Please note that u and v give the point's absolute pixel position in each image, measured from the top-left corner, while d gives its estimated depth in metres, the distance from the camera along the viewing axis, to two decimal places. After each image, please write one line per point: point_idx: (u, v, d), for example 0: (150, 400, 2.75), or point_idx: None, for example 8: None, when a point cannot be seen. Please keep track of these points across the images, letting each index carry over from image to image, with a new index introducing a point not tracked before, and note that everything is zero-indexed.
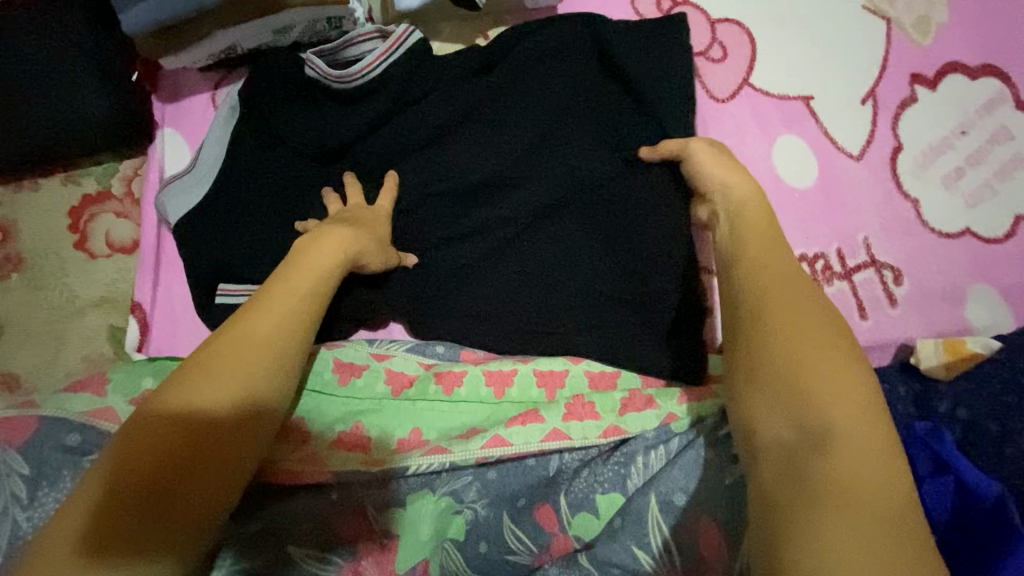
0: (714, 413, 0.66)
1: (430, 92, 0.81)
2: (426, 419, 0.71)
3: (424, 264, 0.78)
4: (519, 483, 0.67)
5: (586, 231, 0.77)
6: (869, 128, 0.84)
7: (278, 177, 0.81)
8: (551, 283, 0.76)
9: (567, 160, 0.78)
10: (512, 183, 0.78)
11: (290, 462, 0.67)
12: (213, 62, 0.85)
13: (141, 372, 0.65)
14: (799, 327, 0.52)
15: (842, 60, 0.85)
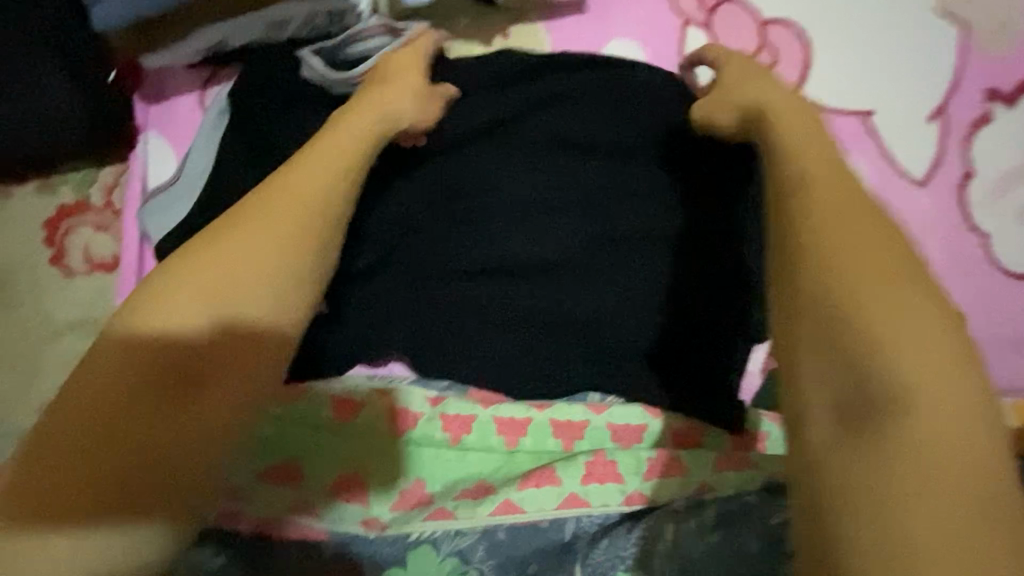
0: (759, 495, 0.58)
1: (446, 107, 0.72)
2: (430, 470, 0.64)
3: (430, 304, 0.70)
4: (531, 547, 0.60)
5: (597, 271, 0.70)
6: (936, 149, 0.74)
7: None
8: (553, 334, 0.69)
9: (576, 200, 0.71)
10: (534, 218, 0.70)
11: (272, 512, 0.59)
12: (200, 59, 0.76)
13: None
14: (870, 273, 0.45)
15: (908, 71, 0.75)
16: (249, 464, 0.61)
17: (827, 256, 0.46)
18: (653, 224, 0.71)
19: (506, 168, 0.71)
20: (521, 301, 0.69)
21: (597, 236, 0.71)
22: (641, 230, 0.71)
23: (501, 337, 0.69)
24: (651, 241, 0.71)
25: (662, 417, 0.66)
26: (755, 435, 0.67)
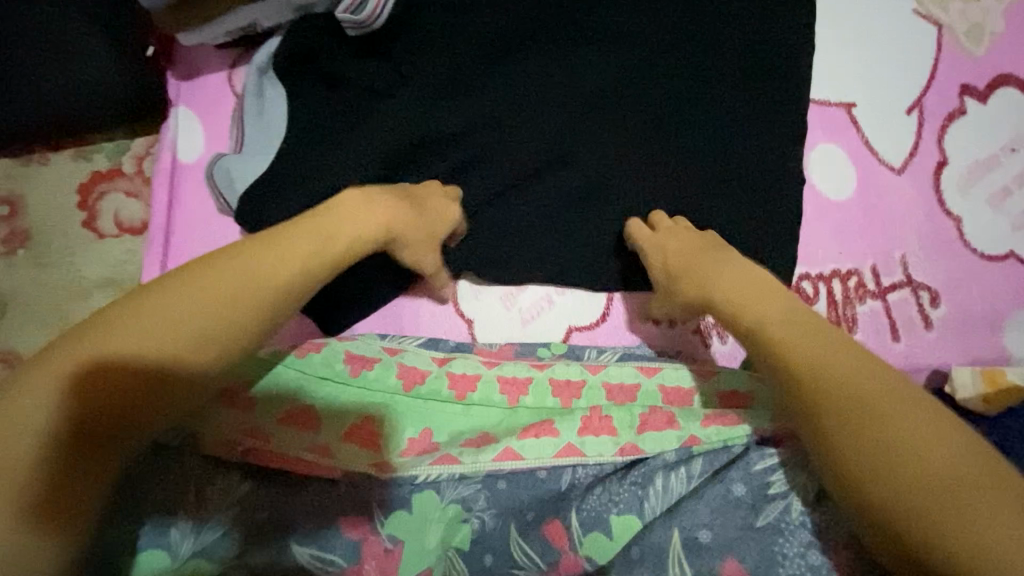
0: (744, 446, 0.62)
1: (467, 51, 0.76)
2: (437, 420, 0.69)
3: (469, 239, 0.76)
4: (530, 496, 0.65)
5: (615, 217, 0.76)
6: (914, 139, 0.80)
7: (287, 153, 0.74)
8: (572, 258, 0.76)
9: (590, 149, 0.76)
10: (556, 166, 0.76)
11: (296, 453, 0.63)
12: (230, 40, 0.82)
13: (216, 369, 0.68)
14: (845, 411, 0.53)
15: (888, 65, 0.81)
16: (269, 411, 0.64)
17: (825, 381, 0.55)
18: (655, 157, 0.76)
19: (527, 114, 0.76)
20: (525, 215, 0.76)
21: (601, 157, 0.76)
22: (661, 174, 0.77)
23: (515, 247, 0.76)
24: (652, 175, 0.76)
25: (655, 375, 0.71)
26: (745, 395, 0.70)
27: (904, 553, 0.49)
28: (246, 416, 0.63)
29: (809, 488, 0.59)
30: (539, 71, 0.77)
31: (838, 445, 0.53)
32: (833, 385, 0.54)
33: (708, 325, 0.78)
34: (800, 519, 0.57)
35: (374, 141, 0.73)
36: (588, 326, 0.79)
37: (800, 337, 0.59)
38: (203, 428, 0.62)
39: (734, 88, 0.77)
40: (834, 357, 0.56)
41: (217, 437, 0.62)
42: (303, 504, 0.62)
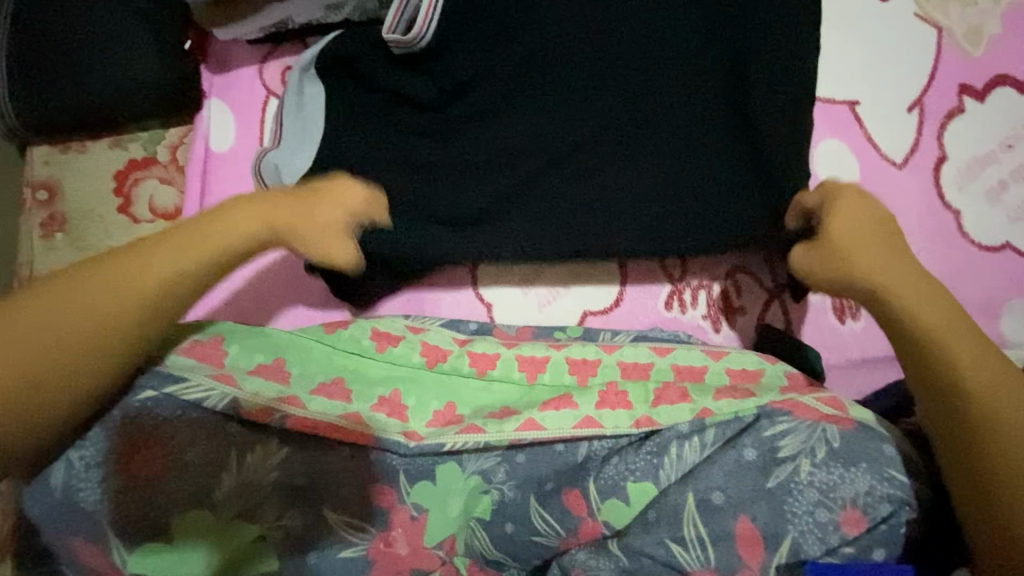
0: (755, 414, 0.64)
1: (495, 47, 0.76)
2: (460, 394, 0.72)
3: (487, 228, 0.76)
4: (548, 468, 0.68)
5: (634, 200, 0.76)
6: (915, 135, 0.84)
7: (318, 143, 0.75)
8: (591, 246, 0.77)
9: (614, 138, 0.76)
10: (575, 154, 0.76)
11: (331, 419, 0.66)
12: (262, 36, 0.86)
13: (252, 347, 0.69)
14: (947, 352, 0.59)
15: (891, 65, 0.85)
16: (304, 383, 0.69)
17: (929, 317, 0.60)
18: (671, 142, 0.75)
19: (551, 109, 0.76)
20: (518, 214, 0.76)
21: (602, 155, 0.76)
22: (689, 159, 0.75)
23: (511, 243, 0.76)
24: (667, 159, 0.75)
25: (668, 354, 0.74)
26: (754, 373, 0.72)
27: (966, 478, 0.57)
28: (285, 387, 0.68)
29: (820, 450, 0.61)
30: (549, 69, 0.76)
31: (942, 376, 0.59)
32: (943, 329, 0.60)
33: (718, 309, 0.81)
34: (810, 480, 0.60)
35: (403, 142, 0.76)
36: (602, 311, 0.83)
37: (900, 268, 0.63)
38: (242, 397, 0.65)
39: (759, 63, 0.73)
40: (943, 306, 0.61)
41: (257, 406, 0.65)
42: (335, 473, 0.66)
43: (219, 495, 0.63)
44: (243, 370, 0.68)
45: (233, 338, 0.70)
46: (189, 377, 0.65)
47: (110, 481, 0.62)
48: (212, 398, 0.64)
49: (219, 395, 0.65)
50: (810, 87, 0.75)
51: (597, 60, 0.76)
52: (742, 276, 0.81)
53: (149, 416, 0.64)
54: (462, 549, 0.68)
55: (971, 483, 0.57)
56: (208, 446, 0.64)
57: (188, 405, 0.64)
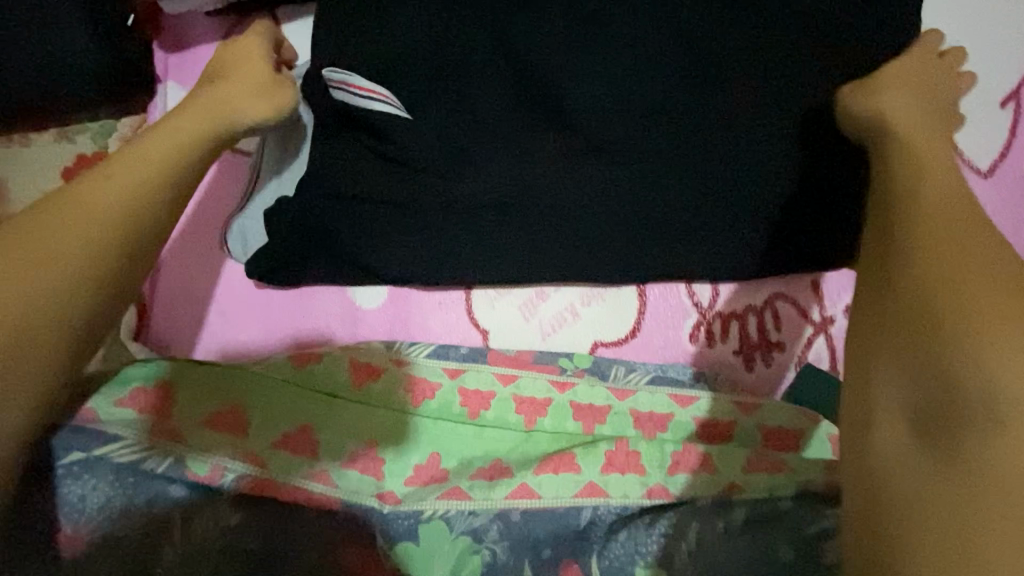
0: (791, 502, 0.56)
1: (523, 53, 0.66)
2: (446, 444, 0.63)
3: (507, 249, 0.66)
4: (545, 530, 0.59)
5: (663, 213, 0.65)
6: (1007, 137, 0.69)
7: (336, 163, 0.67)
8: (624, 262, 0.67)
9: (642, 147, 0.65)
10: (599, 159, 0.66)
11: (298, 477, 0.58)
12: (221, 7, 0.73)
13: (209, 389, 0.60)
14: (954, 256, 0.42)
15: (986, 48, 0.69)
16: (264, 435, 0.60)
17: (930, 241, 0.44)
18: (690, 147, 0.65)
19: (579, 115, 0.66)
20: (509, 236, 0.66)
21: (601, 173, 0.66)
22: (720, 168, 0.65)
23: (496, 260, 0.67)
24: (694, 166, 0.65)
25: (690, 406, 0.64)
26: (793, 434, 0.63)
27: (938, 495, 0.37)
28: (241, 442, 0.59)
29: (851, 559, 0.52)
30: (571, 60, 0.66)
31: (938, 332, 0.40)
32: (969, 262, 0.42)
33: (752, 345, 0.69)
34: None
35: (419, 146, 0.66)
36: (615, 341, 0.71)
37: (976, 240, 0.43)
38: (192, 454, 0.57)
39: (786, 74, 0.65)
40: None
41: (206, 465, 0.56)
42: (301, 536, 0.56)
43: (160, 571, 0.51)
44: (193, 420, 0.59)
45: (185, 384, 0.60)
46: (130, 432, 0.56)
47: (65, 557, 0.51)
48: (155, 454, 0.56)
49: (162, 454, 0.56)
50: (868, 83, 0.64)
51: (598, 66, 0.66)
52: (783, 304, 0.69)
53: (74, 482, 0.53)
54: None
55: (915, 422, 0.40)
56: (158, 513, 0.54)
57: (128, 464, 0.55)
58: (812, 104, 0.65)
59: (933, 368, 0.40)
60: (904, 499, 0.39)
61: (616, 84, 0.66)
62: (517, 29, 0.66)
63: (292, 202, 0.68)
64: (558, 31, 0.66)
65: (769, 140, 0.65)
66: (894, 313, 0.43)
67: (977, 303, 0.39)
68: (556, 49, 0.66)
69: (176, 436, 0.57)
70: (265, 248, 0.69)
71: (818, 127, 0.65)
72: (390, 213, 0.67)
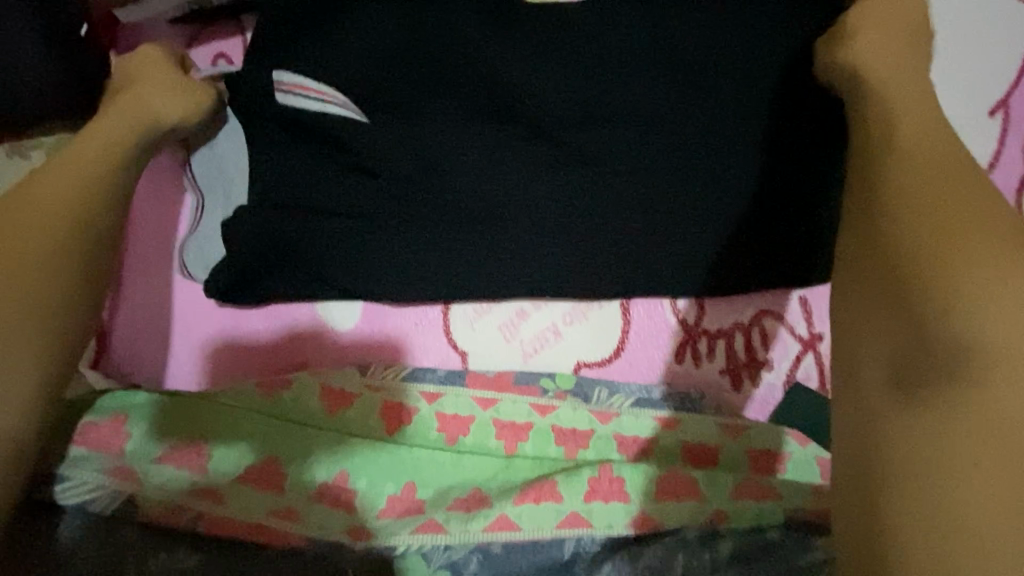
0: (778, 531, 0.55)
1: (502, 53, 0.61)
2: (423, 473, 0.60)
3: (484, 268, 0.64)
4: (526, 563, 0.57)
5: (652, 227, 0.61)
6: (995, 148, 0.67)
7: (304, 177, 0.64)
8: (605, 280, 0.64)
9: (633, 154, 0.61)
10: (585, 169, 0.61)
11: (264, 514, 0.55)
12: (183, 14, 0.70)
13: (165, 423, 0.57)
14: (942, 205, 0.44)
15: (987, 51, 0.66)
16: (225, 468, 0.56)
17: (910, 194, 0.46)
18: (685, 154, 0.60)
19: (562, 122, 0.61)
20: (486, 253, 0.63)
21: (580, 184, 0.61)
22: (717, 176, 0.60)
23: (474, 279, 0.64)
24: (689, 174, 0.60)
25: (676, 429, 0.61)
26: (778, 456, 0.61)
27: (922, 452, 0.38)
28: (200, 476, 0.55)
29: None
30: (552, 58, 0.61)
31: (922, 283, 0.41)
32: (950, 212, 0.43)
33: (739, 364, 0.66)
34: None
35: (389, 156, 0.62)
36: (599, 362, 0.68)
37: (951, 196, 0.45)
38: (149, 492, 0.53)
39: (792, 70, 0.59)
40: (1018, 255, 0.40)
41: (161, 505, 0.53)
42: None
43: None
44: (147, 455, 0.55)
45: (140, 416, 0.56)
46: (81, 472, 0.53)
47: None
48: (108, 496, 0.53)
49: (115, 492, 0.53)
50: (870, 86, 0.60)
51: (582, 65, 0.61)
52: (772, 321, 0.67)
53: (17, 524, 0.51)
54: None
55: (897, 363, 0.41)
56: (98, 558, 0.49)
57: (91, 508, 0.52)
58: (811, 106, 0.60)
59: (914, 312, 0.41)
60: (889, 441, 0.39)
61: (596, 87, 0.61)
62: (486, 25, 0.61)
63: (256, 216, 0.64)
64: (538, 28, 0.61)
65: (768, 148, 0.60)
66: (879, 263, 0.45)
67: (961, 248, 0.41)
68: (537, 48, 0.61)
69: (127, 474, 0.54)
70: (229, 261, 0.65)
71: (808, 132, 0.61)
72: (360, 231, 0.64)
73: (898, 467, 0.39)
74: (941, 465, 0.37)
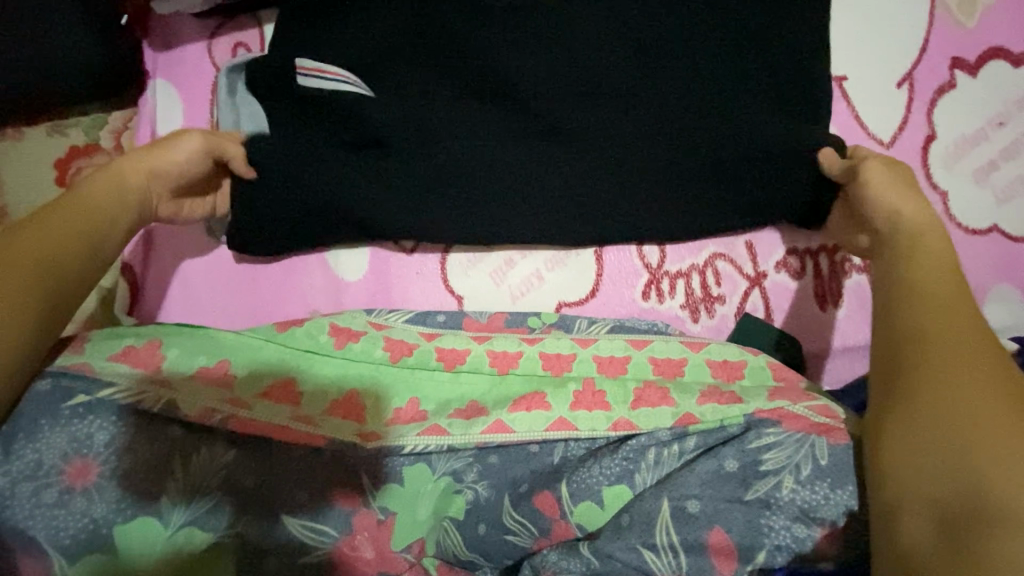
0: (743, 424, 0.64)
1: (488, 46, 0.74)
2: (424, 390, 0.68)
3: (479, 222, 0.76)
4: (522, 469, 0.65)
5: (617, 186, 0.75)
6: (903, 113, 0.80)
7: (321, 147, 0.73)
8: (579, 231, 0.76)
9: (593, 128, 0.74)
10: (556, 141, 0.75)
11: (287, 419, 0.64)
12: (208, 9, 0.80)
13: (195, 349, 0.65)
14: (915, 286, 0.55)
15: (885, 39, 0.80)
16: (248, 386, 0.65)
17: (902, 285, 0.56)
18: (639, 126, 0.74)
19: (538, 102, 0.74)
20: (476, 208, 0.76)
21: (549, 150, 0.75)
22: (663, 148, 0.74)
23: (468, 231, 0.76)
24: (643, 143, 0.74)
25: (645, 348, 0.72)
26: (737, 366, 0.71)
27: (933, 491, 0.46)
28: (227, 389, 0.64)
29: (805, 467, 0.60)
30: (526, 50, 0.74)
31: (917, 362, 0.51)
32: (936, 302, 0.53)
33: (697, 299, 0.79)
34: (791, 497, 0.59)
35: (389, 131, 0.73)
36: (578, 301, 0.79)
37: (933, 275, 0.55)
38: (182, 400, 0.62)
39: (722, 65, 0.74)
40: (979, 347, 0.50)
41: (194, 407, 0.62)
42: (293, 474, 0.62)
43: (165, 501, 0.59)
44: (180, 373, 0.64)
45: (174, 342, 0.65)
46: (120, 380, 0.62)
47: (75, 494, 0.58)
48: (146, 398, 0.61)
49: (155, 397, 0.62)
50: (788, 68, 0.74)
51: (554, 55, 0.74)
52: (722, 262, 0.79)
53: (75, 423, 0.60)
54: (431, 549, 0.64)
55: (914, 445, 0.48)
56: (154, 453, 0.61)
57: (125, 409, 0.62)
58: (743, 84, 0.74)
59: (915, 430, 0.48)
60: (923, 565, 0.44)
61: (559, 70, 0.74)
62: (470, 21, 0.74)
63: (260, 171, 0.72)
64: (517, 26, 0.74)
65: (709, 121, 0.73)
66: (886, 357, 0.53)
67: (954, 325, 0.51)
68: (517, 42, 0.74)
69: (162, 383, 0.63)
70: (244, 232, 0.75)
71: (739, 106, 0.73)
72: (367, 193, 0.74)
73: (918, 521, 0.46)
74: (959, 527, 0.43)
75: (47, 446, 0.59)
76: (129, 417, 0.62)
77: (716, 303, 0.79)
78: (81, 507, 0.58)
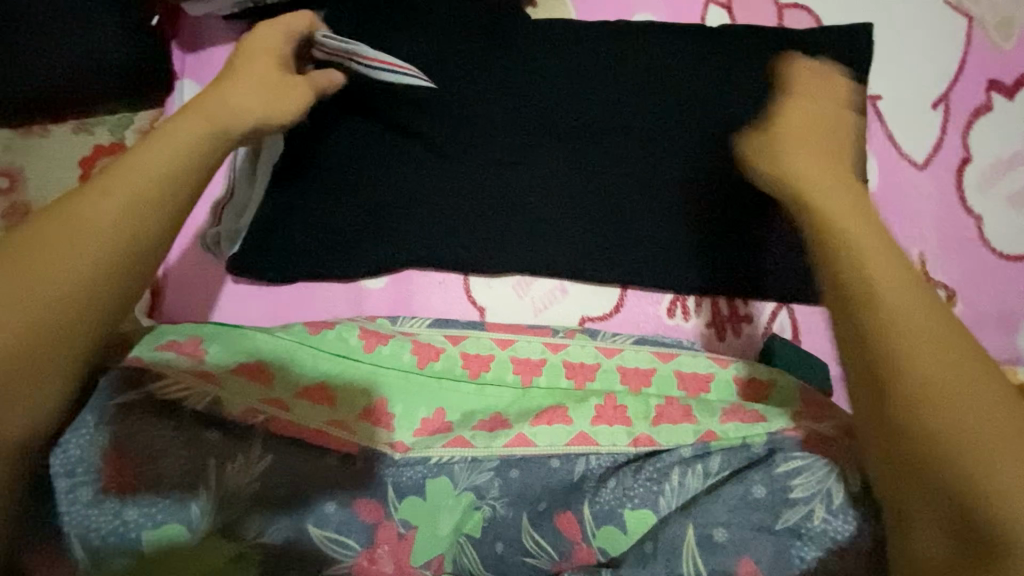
0: (767, 446, 0.63)
1: (520, 75, 0.77)
2: (449, 400, 0.67)
3: (506, 238, 0.77)
4: (541, 485, 0.64)
5: (642, 211, 0.77)
6: (939, 134, 0.79)
7: (363, 170, 0.77)
8: (604, 250, 0.77)
9: (620, 158, 0.77)
10: (584, 168, 0.77)
11: (324, 424, 0.63)
12: (238, 11, 0.79)
13: (241, 348, 0.65)
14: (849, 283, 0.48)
15: (922, 60, 0.79)
16: (288, 385, 0.64)
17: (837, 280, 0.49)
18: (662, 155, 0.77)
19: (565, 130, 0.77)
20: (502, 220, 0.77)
21: (575, 175, 0.77)
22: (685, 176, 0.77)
23: (497, 248, 0.77)
24: (667, 171, 0.77)
25: (670, 360, 0.71)
26: (764, 383, 0.70)
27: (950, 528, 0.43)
28: (267, 388, 0.64)
29: (837, 494, 0.58)
30: (557, 82, 0.78)
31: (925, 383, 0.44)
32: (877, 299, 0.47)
33: (722, 318, 0.78)
34: (823, 527, 0.57)
35: (424, 153, 0.77)
36: (601, 317, 0.79)
37: (883, 268, 0.48)
38: (225, 400, 0.62)
39: (743, 98, 0.77)
40: (969, 360, 0.45)
41: (238, 407, 0.62)
42: (318, 483, 0.61)
43: (194, 508, 0.58)
44: (223, 368, 0.64)
45: (215, 340, 0.66)
46: (168, 373, 0.61)
47: (104, 499, 0.57)
48: (194, 396, 0.61)
49: (199, 396, 0.61)
50: None
51: (582, 86, 0.78)
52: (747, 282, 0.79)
53: (116, 425, 0.59)
54: (449, 567, 0.63)
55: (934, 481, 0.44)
56: (186, 461, 0.59)
57: (166, 411, 0.61)
58: None
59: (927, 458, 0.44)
60: None
61: (586, 100, 0.77)
62: (502, 51, 0.78)
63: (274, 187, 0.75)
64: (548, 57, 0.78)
65: (729, 151, 0.76)
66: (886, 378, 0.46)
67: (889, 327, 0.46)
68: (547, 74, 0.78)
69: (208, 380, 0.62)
70: (257, 247, 0.77)
71: None
72: (403, 212, 0.77)
73: (937, 537, 0.44)
74: (979, 548, 0.42)
75: (86, 444, 0.57)
76: (170, 421, 0.60)
77: (741, 322, 0.78)
78: (115, 516, 0.57)
